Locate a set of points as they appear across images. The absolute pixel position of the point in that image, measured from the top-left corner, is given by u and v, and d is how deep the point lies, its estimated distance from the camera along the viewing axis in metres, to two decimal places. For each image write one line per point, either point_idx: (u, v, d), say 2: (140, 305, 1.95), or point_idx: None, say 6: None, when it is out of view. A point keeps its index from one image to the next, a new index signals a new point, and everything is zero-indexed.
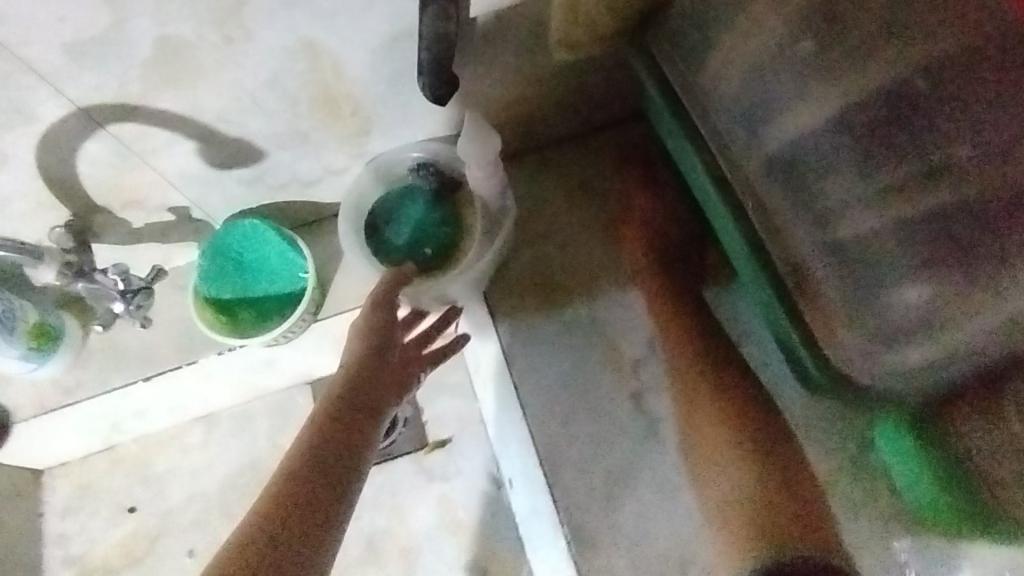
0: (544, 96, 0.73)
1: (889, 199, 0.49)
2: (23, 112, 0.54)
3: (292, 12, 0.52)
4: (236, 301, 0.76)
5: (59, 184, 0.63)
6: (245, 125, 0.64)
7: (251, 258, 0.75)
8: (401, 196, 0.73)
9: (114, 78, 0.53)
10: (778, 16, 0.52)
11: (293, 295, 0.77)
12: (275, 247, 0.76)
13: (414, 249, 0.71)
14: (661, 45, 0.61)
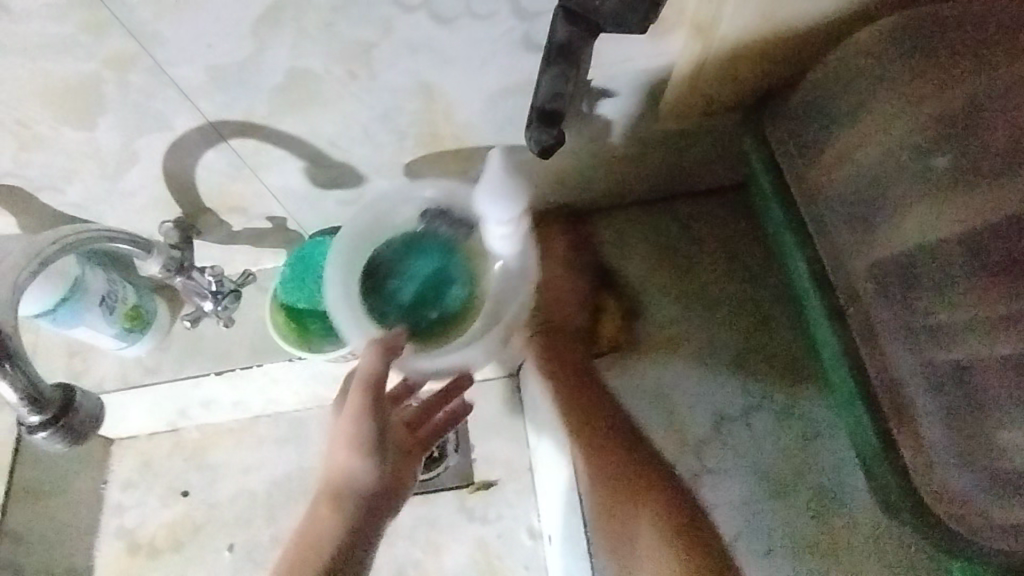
0: (646, 162, 0.72)
1: (1010, 328, 0.47)
2: (161, 120, 0.58)
3: (416, 56, 0.54)
4: (309, 311, 0.77)
5: (176, 184, 0.66)
6: (353, 151, 0.65)
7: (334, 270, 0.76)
8: (407, 246, 0.67)
9: (244, 98, 0.56)
10: (909, 124, 0.52)
11: None
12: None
13: (418, 310, 0.65)
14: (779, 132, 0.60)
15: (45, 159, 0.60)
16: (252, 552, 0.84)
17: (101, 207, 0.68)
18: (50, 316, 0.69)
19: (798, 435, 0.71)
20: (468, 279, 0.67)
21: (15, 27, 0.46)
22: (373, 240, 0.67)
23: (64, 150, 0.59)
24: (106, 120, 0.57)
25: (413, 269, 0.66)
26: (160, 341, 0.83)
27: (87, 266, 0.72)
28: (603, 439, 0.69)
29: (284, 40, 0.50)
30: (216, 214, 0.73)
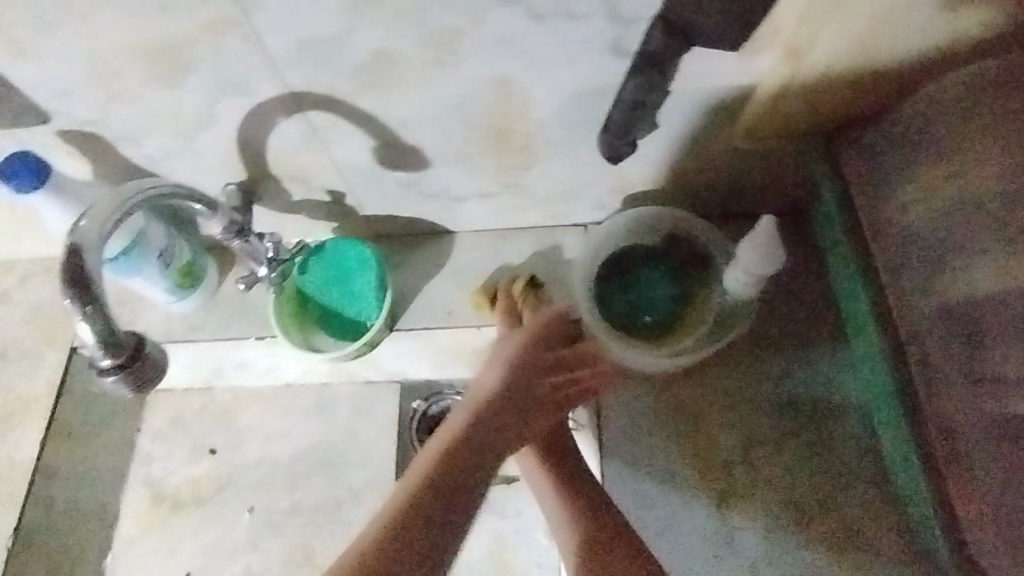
0: (709, 178, 0.72)
1: None
2: (243, 87, 0.59)
3: (501, 50, 0.54)
4: (315, 297, 0.82)
5: (246, 150, 0.68)
6: (423, 136, 0.66)
7: (349, 280, 0.81)
8: (644, 255, 0.75)
9: (327, 73, 0.57)
10: (1000, 161, 0.49)
11: (357, 327, 0.82)
12: (369, 285, 0.80)
13: (635, 314, 0.74)
14: (851, 161, 0.60)
15: (125, 113, 0.61)
16: (273, 518, 0.82)
17: (170, 164, 0.69)
18: (112, 266, 0.72)
19: (830, 468, 0.70)
20: (687, 294, 0.74)
21: None
22: (619, 241, 0.75)
23: (145, 106, 0.61)
24: (191, 81, 0.58)
25: (648, 275, 0.75)
26: (205, 301, 0.86)
27: (152, 221, 0.74)
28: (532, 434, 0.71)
29: (375, 21, 0.51)
30: (278, 182, 0.73)
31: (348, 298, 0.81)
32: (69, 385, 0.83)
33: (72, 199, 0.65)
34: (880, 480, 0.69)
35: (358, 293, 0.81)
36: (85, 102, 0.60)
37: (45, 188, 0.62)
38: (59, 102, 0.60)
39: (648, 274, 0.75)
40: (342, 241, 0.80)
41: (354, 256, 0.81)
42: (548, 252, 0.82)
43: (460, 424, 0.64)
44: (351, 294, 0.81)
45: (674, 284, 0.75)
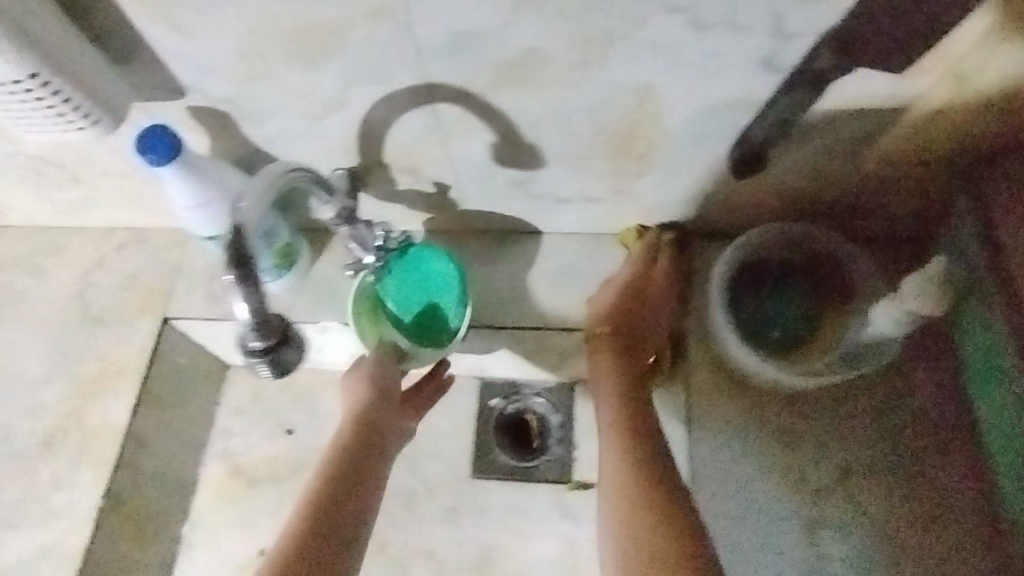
0: (835, 193, 0.68)
1: None
2: (382, 76, 0.59)
3: (653, 57, 0.54)
4: (390, 303, 0.77)
5: (366, 137, 0.67)
6: (546, 136, 0.66)
7: (435, 296, 0.77)
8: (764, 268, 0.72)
9: (469, 68, 0.57)
10: None
11: (427, 340, 0.78)
12: (452, 310, 0.77)
13: (761, 329, 0.71)
14: (1017, 181, 0.59)
15: (260, 93, 0.62)
16: None
17: (287, 145, 0.70)
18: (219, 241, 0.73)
19: (925, 504, 0.67)
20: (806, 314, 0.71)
21: None
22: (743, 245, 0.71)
23: (280, 87, 0.61)
24: (332, 66, 0.58)
25: (766, 293, 0.72)
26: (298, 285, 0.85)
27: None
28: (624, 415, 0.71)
29: (536, 20, 0.51)
30: (387, 171, 0.73)
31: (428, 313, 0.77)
32: (160, 354, 0.84)
33: (198, 175, 0.67)
34: (978, 490, 0.66)
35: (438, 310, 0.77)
36: (224, 78, 0.60)
37: (177, 163, 0.64)
38: (198, 78, 0.60)
39: (765, 280, 0.72)
40: (445, 258, 0.77)
41: (449, 274, 0.77)
42: None
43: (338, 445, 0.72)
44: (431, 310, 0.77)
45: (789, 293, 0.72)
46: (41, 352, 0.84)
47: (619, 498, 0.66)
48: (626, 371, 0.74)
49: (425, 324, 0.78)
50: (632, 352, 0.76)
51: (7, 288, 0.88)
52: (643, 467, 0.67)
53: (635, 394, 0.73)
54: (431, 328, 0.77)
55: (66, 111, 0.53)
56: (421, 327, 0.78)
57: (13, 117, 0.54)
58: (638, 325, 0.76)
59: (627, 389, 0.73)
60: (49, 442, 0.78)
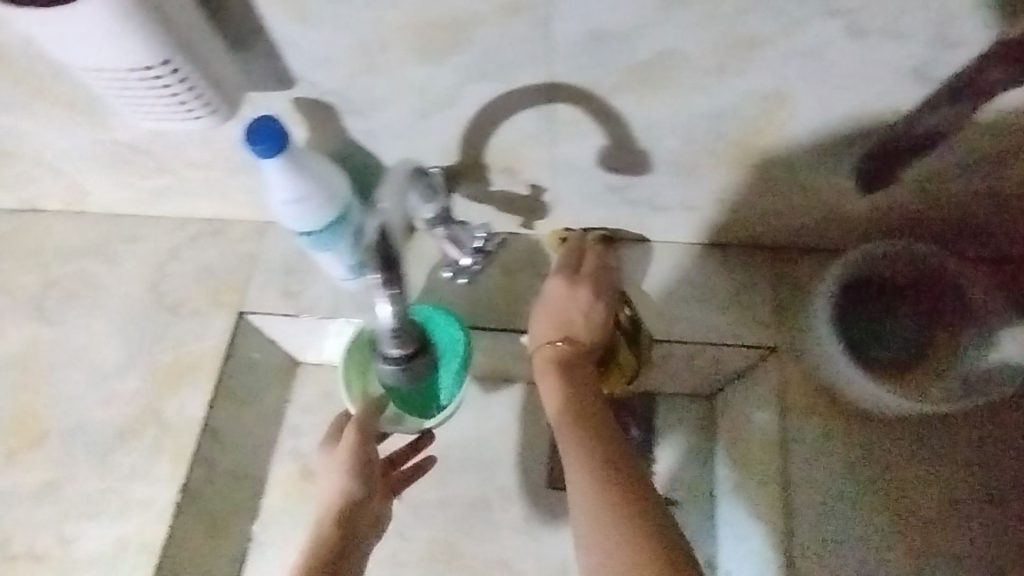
0: (956, 198, 0.66)
1: None
2: (507, 72, 0.57)
3: (793, 61, 0.54)
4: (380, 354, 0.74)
5: (471, 136, 0.65)
6: (659, 141, 0.64)
7: (433, 364, 0.72)
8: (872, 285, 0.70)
9: (600, 67, 0.56)
10: None
11: (409, 407, 0.74)
12: (449, 382, 0.72)
13: (870, 347, 0.69)
14: None
15: (374, 86, 0.60)
16: (422, 508, 0.81)
17: (387, 142, 0.67)
18: (310, 237, 0.70)
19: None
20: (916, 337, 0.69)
21: None
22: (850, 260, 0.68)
23: (397, 81, 0.59)
24: (458, 60, 0.56)
25: (873, 314, 0.70)
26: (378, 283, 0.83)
27: (353, 199, 0.71)
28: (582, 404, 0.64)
29: (686, 18, 0.51)
30: (485, 172, 0.71)
31: (426, 381, 0.74)
32: (235, 349, 0.82)
33: (300, 171, 0.63)
34: None
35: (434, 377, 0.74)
36: (340, 70, 0.59)
37: (282, 158, 0.61)
38: (315, 69, 0.59)
39: (876, 288, 0.70)
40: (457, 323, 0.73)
41: (455, 343, 0.72)
42: (735, 270, 0.77)
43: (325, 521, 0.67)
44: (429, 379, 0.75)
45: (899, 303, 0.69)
46: (116, 342, 0.82)
47: (593, 512, 0.54)
48: (575, 379, 0.67)
49: (420, 392, 0.74)
50: (581, 357, 0.69)
51: (79, 275, 0.86)
52: (604, 464, 0.57)
53: (586, 394, 0.65)
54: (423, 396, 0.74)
55: (184, 96, 0.52)
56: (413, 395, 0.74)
57: (125, 97, 0.52)
58: (580, 329, 0.70)
59: (583, 397, 0.64)
60: (126, 434, 0.77)
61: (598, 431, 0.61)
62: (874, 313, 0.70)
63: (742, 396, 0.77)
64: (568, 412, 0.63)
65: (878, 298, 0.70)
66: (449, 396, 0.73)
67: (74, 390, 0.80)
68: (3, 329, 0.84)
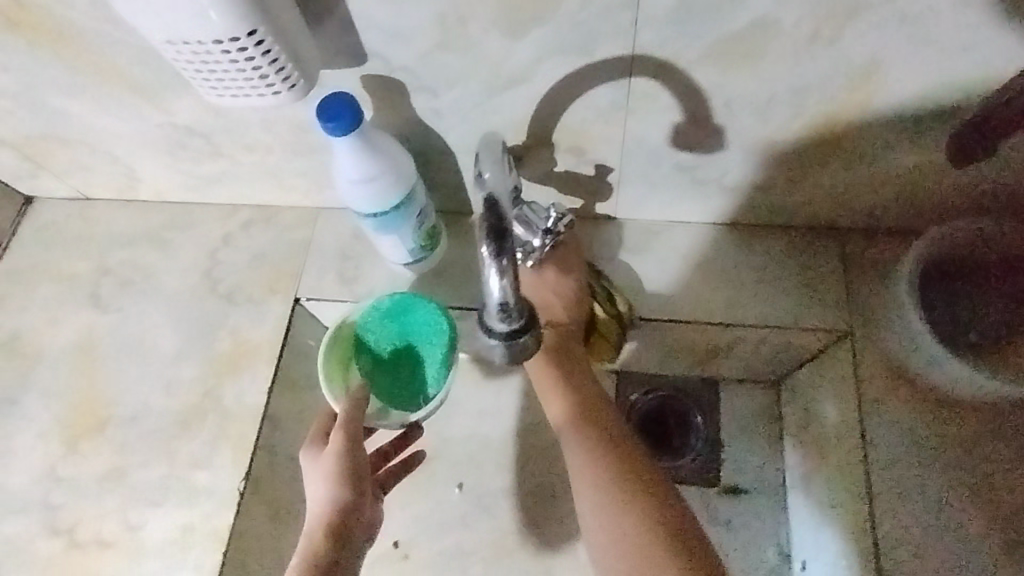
0: None
1: None
2: (588, 45, 0.55)
3: (892, 30, 0.52)
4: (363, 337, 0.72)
5: (541, 114, 0.63)
6: (737, 118, 0.62)
7: (413, 346, 0.72)
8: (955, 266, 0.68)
9: (687, 39, 0.54)
10: None
11: (392, 401, 0.71)
12: (435, 373, 0.70)
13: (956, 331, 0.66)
14: None
15: (447, 62, 0.58)
16: (484, 497, 0.80)
17: (452, 122, 0.65)
18: (371, 221, 0.69)
19: None
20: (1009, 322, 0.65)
21: None
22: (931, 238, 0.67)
23: (472, 57, 0.57)
24: (539, 34, 0.54)
25: (955, 297, 0.68)
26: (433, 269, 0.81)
27: (417, 182, 0.70)
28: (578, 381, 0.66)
29: None
30: (551, 153, 0.68)
31: (406, 369, 0.71)
32: (292, 337, 0.81)
33: (371, 149, 0.62)
34: None
35: (421, 366, 0.72)
36: (414, 47, 0.57)
37: (355, 136, 0.60)
38: (388, 46, 0.57)
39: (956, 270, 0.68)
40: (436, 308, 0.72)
41: (441, 329, 0.71)
42: (801, 251, 0.75)
43: (313, 534, 0.61)
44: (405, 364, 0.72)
45: (981, 286, 0.67)
46: (173, 331, 0.82)
47: (597, 501, 0.58)
48: (568, 361, 0.68)
49: (399, 378, 0.72)
50: (571, 337, 0.70)
51: (134, 263, 0.86)
52: (601, 437, 0.61)
53: (580, 370, 0.68)
54: (409, 387, 0.71)
55: (263, 68, 0.51)
56: (396, 385, 0.71)
57: (203, 71, 0.51)
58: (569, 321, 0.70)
59: (581, 391, 0.66)
60: (188, 422, 0.77)
61: (596, 408, 0.64)
62: (955, 296, 0.68)
63: (811, 381, 0.76)
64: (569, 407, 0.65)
65: (958, 280, 0.68)
66: (434, 389, 0.71)
67: (134, 378, 0.80)
68: (61, 317, 0.84)
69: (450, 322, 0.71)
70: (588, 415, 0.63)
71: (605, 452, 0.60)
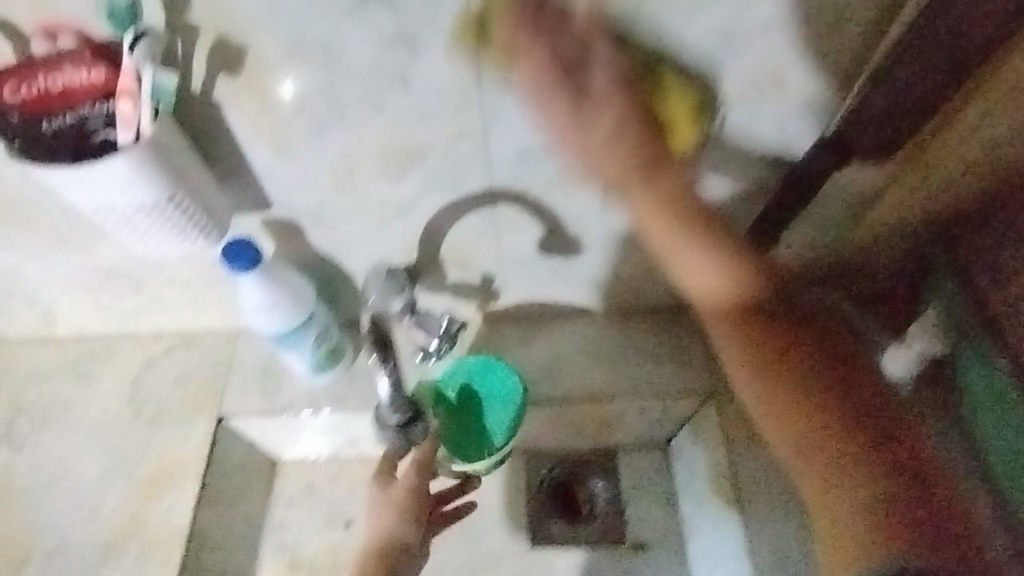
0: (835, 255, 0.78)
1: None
2: (455, 184, 0.68)
3: None
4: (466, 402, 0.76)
5: (427, 237, 0.75)
6: (586, 227, 0.76)
7: (483, 403, 0.76)
8: None
9: (531, 175, 0.68)
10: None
11: (458, 445, 0.75)
12: (500, 427, 0.75)
13: None
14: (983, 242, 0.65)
15: (342, 203, 0.70)
16: None
17: (352, 249, 0.76)
18: (276, 339, 0.77)
19: None
20: None
21: (408, 101, 0.59)
22: None
23: (363, 197, 0.69)
24: (414, 178, 0.67)
25: None
26: (338, 380, 0.89)
27: (315, 304, 0.79)
28: (790, 391, 0.63)
29: None
30: (441, 267, 0.80)
31: (473, 421, 0.76)
32: (215, 454, 0.85)
33: (270, 280, 0.72)
34: None
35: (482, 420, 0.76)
36: (313, 193, 0.68)
37: (256, 271, 0.69)
38: (290, 193, 0.68)
39: None
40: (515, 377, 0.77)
41: (513, 395, 0.76)
42: (668, 330, 0.89)
43: (372, 535, 0.76)
44: (474, 419, 0.76)
45: None
46: (93, 461, 0.85)
47: (837, 516, 0.60)
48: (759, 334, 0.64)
49: (467, 430, 0.76)
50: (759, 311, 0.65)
51: (52, 400, 0.89)
52: (841, 439, 0.60)
53: (780, 380, 0.63)
54: (474, 437, 0.75)
55: (180, 219, 0.61)
56: (465, 437, 0.76)
57: (123, 226, 0.60)
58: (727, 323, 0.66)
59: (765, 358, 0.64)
60: (111, 550, 0.80)
61: (829, 426, 0.61)
62: None
63: (694, 435, 0.87)
64: (767, 400, 0.63)
65: None
66: (498, 442, 0.75)
67: (56, 512, 0.83)
68: None
69: (521, 391, 0.76)
70: (820, 409, 0.62)
71: (821, 460, 0.60)
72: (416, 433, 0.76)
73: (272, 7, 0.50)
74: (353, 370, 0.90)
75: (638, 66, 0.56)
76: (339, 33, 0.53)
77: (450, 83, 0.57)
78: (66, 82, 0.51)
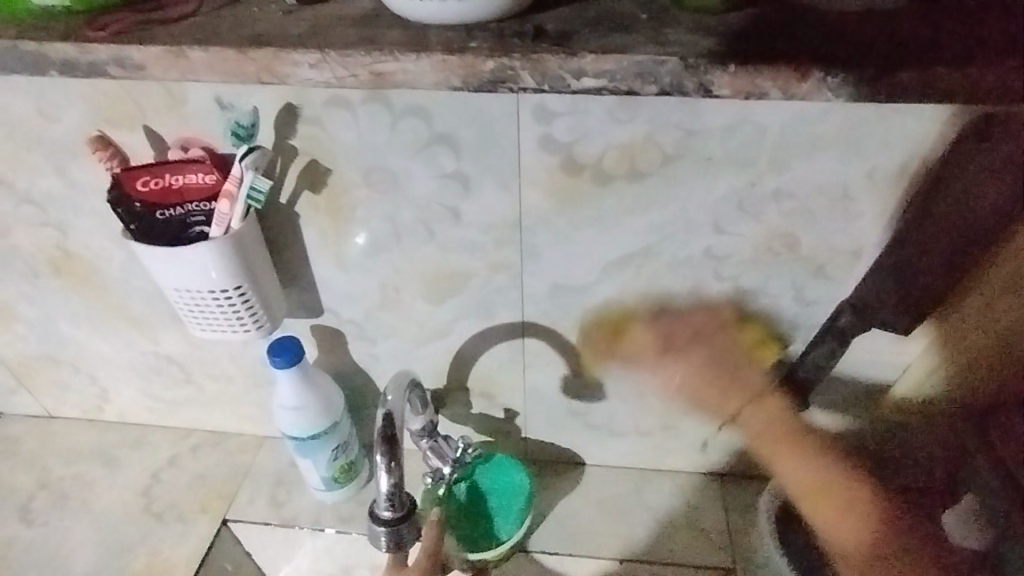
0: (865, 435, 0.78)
1: None
2: (489, 311, 0.74)
3: (707, 315, 0.70)
4: (473, 497, 0.80)
5: (457, 361, 0.79)
6: (608, 372, 0.77)
7: (493, 497, 0.80)
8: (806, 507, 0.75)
9: (559, 312, 0.72)
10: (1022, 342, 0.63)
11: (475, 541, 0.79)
12: (509, 518, 0.79)
13: None
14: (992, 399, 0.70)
15: (386, 317, 0.76)
16: None
17: (387, 363, 0.81)
18: (299, 441, 0.80)
19: None
20: None
21: (456, 229, 0.67)
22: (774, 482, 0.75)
23: (405, 314, 0.76)
24: (453, 301, 0.73)
25: None
26: (347, 500, 0.88)
27: (343, 413, 0.82)
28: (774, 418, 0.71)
29: (621, 278, 0.68)
30: (466, 395, 0.83)
31: (483, 514, 0.80)
32: (210, 558, 0.84)
33: (305, 382, 0.76)
34: None
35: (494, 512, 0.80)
36: (361, 305, 0.75)
37: (292, 369, 0.74)
38: (341, 302, 0.75)
39: None
40: (519, 469, 0.82)
41: (520, 488, 0.81)
42: (691, 494, 0.85)
43: None
44: (482, 513, 0.80)
45: None
46: (93, 547, 0.85)
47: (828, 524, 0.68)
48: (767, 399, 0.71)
49: (480, 525, 0.80)
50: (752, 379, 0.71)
51: (75, 479, 0.92)
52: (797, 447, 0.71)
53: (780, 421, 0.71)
54: (485, 531, 0.79)
55: (241, 309, 0.67)
56: (475, 529, 0.79)
57: (194, 312, 0.68)
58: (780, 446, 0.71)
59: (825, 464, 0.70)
60: None
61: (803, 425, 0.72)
62: None
63: None
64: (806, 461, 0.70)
65: None
66: (507, 531, 0.79)
67: None
68: None
69: (527, 483, 0.81)
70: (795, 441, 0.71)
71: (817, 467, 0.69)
72: (407, 535, 0.67)
73: (359, 138, 0.62)
74: (362, 491, 0.89)
75: (661, 219, 0.63)
76: (407, 165, 0.63)
77: (495, 215, 0.65)
78: (186, 180, 0.62)
